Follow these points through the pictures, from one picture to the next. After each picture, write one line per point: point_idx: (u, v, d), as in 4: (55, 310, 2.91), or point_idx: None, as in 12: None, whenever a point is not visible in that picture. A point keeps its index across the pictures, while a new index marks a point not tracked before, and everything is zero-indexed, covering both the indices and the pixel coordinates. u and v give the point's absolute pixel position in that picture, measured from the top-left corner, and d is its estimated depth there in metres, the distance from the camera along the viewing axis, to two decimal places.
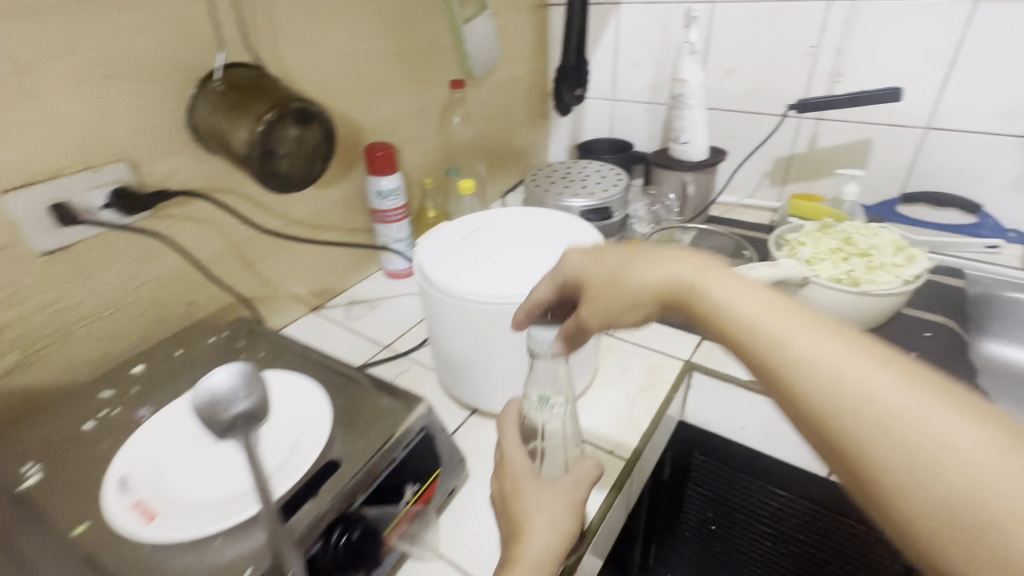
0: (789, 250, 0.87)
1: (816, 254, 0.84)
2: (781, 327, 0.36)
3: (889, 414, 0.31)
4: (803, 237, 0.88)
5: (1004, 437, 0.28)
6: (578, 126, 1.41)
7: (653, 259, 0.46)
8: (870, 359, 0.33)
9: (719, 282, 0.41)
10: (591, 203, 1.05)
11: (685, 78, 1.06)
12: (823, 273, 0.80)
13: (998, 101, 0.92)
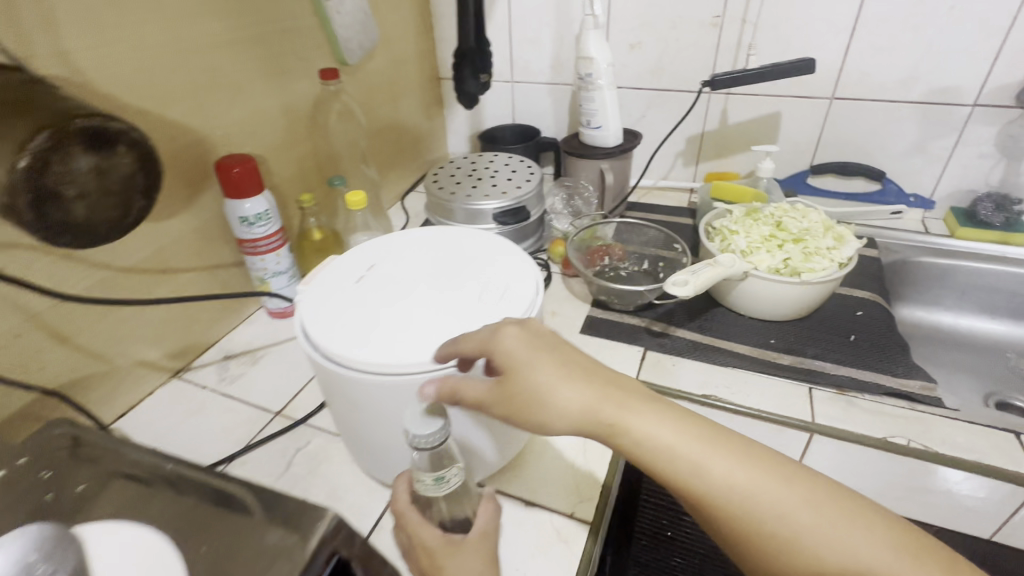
0: (721, 240, 0.82)
1: (751, 244, 0.79)
2: (699, 455, 0.41)
3: (802, 530, 0.38)
4: (734, 225, 0.83)
5: (885, 534, 0.38)
6: (478, 113, 1.27)
7: (580, 380, 0.43)
8: (779, 481, 0.40)
9: (639, 412, 0.43)
10: (504, 205, 0.93)
11: (590, 55, 0.95)
12: (762, 265, 0.76)
13: (896, 68, 0.91)
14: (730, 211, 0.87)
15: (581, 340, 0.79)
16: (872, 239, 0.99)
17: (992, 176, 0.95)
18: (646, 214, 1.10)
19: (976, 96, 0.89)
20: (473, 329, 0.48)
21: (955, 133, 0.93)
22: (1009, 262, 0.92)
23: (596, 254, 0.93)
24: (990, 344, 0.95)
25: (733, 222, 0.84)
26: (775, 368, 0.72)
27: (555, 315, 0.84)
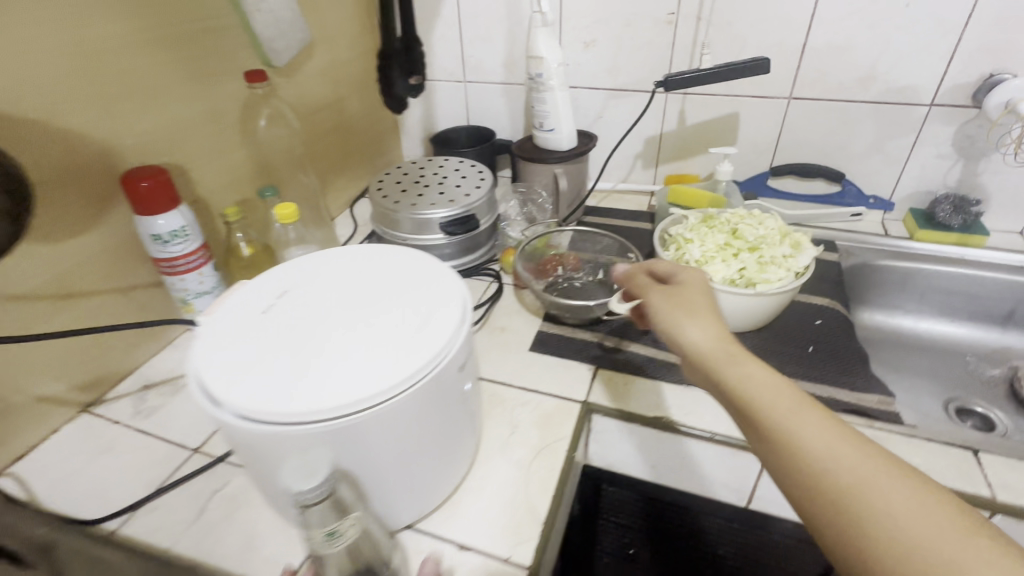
0: (676, 249, 0.78)
1: (706, 253, 0.75)
2: (786, 403, 0.41)
3: (867, 491, 0.35)
4: (689, 232, 0.79)
5: (958, 519, 0.33)
6: (431, 114, 1.22)
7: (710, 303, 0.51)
8: (860, 448, 0.38)
9: (743, 360, 0.45)
10: (452, 214, 0.88)
11: (540, 55, 0.90)
12: (716, 275, 0.72)
13: (853, 67, 0.89)
14: (686, 217, 0.84)
15: (530, 359, 0.75)
16: (832, 242, 0.97)
17: (950, 177, 0.93)
18: (604, 219, 1.06)
19: (933, 96, 0.87)
20: (384, 369, 0.44)
21: (912, 134, 0.91)
22: (968, 265, 0.91)
23: (548, 264, 0.88)
24: (950, 348, 0.94)
25: (688, 229, 0.80)
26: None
27: (505, 331, 0.79)
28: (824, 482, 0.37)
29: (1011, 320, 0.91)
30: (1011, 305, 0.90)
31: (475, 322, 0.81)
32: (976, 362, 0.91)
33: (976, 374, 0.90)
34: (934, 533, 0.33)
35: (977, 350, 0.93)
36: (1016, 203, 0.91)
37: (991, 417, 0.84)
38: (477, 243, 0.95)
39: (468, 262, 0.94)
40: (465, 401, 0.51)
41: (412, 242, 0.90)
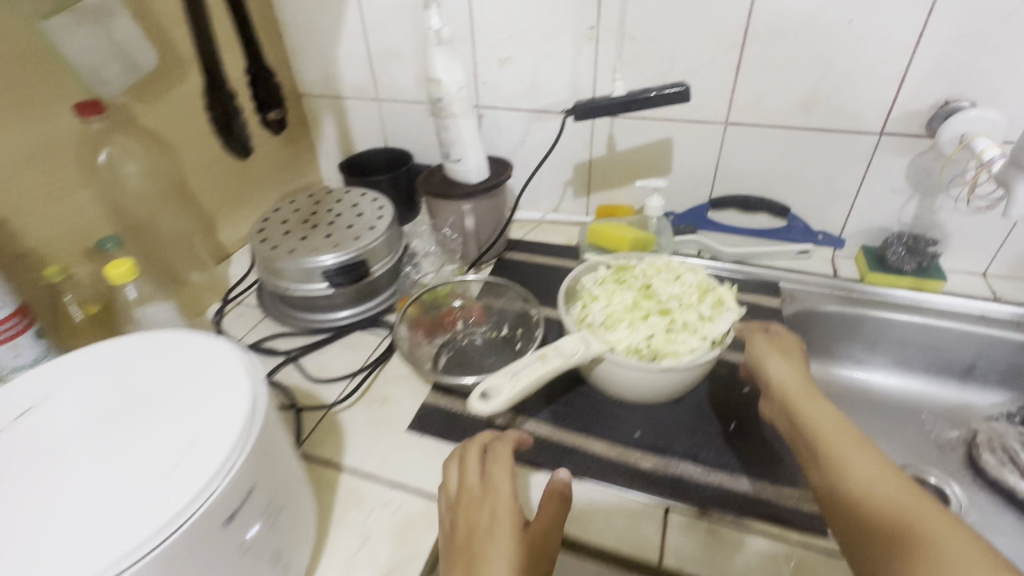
0: (581, 306, 0.67)
1: (612, 314, 0.65)
2: (830, 426, 0.52)
3: (870, 483, 0.45)
4: (597, 287, 0.69)
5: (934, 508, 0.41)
6: (346, 134, 1.10)
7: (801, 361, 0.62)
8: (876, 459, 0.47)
9: (804, 397, 0.56)
10: (335, 261, 0.77)
11: (438, 77, 0.79)
12: (620, 343, 0.61)
13: (794, 90, 0.78)
14: (599, 266, 0.73)
15: (407, 441, 0.64)
16: (776, 284, 0.86)
17: (904, 213, 0.82)
18: (527, 256, 0.95)
19: (884, 124, 0.76)
20: (97, 540, 0.33)
21: (862, 165, 0.80)
22: (924, 313, 0.80)
23: (447, 317, 0.77)
24: (905, 404, 0.84)
25: (597, 283, 0.69)
26: (637, 479, 0.59)
27: (386, 404, 0.69)
28: (840, 476, 0.47)
29: (971, 374, 0.81)
30: (972, 358, 0.80)
31: (354, 391, 0.70)
32: (933, 421, 0.81)
33: (933, 435, 0.80)
34: (911, 509, 0.41)
35: (934, 406, 0.83)
36: (977, 242, 0.81)
37: (945, 490, 0.74)
38: (376, 289, 0.84)
39: (365, 311, 0.83)
40: (250, 552, 0.40)
41: (294, 292, 0.79)
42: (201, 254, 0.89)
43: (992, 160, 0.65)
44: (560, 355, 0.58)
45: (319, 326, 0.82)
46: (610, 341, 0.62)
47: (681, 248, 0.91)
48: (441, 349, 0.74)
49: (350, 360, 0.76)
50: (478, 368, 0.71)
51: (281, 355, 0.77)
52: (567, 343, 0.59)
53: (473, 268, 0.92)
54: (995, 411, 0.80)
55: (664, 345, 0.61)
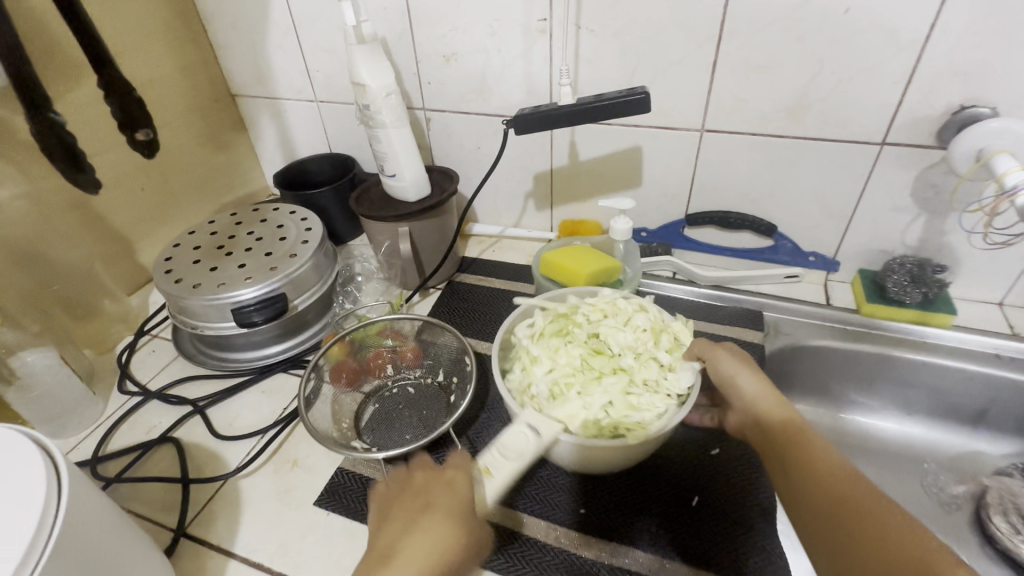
0: (520, 371, 0.56)
1: (558, 381, 0.54)
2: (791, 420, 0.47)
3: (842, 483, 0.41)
4: (535, 344, 0.57)
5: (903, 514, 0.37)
6: (287, 139, 0.99)
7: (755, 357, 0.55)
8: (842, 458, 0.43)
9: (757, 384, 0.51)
10: (248, 296, 0.67)
11: (363, 81, 0.68)
12: (573, 421, 0.51)
13: (780, 92, 0.66)
14: (536, 313, 0.62)
15: (312, 519, 0.55)
16: (759, 313, 0.76)
17: (908, 235, 0.71)
18: (479, 278, 0.85)
19: (886, 132, 0.64)
20: None
21: (860, 180, 0.69)
22: (929, 351, 0.69)
23: (376, 361, 0.69)
24: (904, 450, 0.73)
25: (536, 337, 0.58)
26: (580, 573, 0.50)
27: (295, 468, 0.60)
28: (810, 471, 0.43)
29: (982, 420, 0.71)
30: (984, 403, 0.69)
31: (262, 452, 0.61)
32: (937, 473, 0.71)
33: (936, 490, 0.70)
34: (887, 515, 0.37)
35: (938, 455, 0.73)
36: (993, 269, 0.70)
37: None
38: (304, 323, 0.74)
39: (290, 350, 0.73)
40: None
41: (204, 332, 0.69)
42: (111, 281, 0.80)
43: (1016, 188, 0.53)
44: (506, 458, 0.49)
45: (237, 366, 0.72)
46: (561, 416, 0.51)
47: (653, 268, 0.81)
48: (367, 399, 0.66)
49: (264, 410, 0.67)
50: (403, 425, 0.62)
51: (188, 404, 0.67)
52: (515, 437, 0.50)
53: (419, 293, 0.82)
54: (1008, 462, 0.70)
55: (624, 414, 0.51)
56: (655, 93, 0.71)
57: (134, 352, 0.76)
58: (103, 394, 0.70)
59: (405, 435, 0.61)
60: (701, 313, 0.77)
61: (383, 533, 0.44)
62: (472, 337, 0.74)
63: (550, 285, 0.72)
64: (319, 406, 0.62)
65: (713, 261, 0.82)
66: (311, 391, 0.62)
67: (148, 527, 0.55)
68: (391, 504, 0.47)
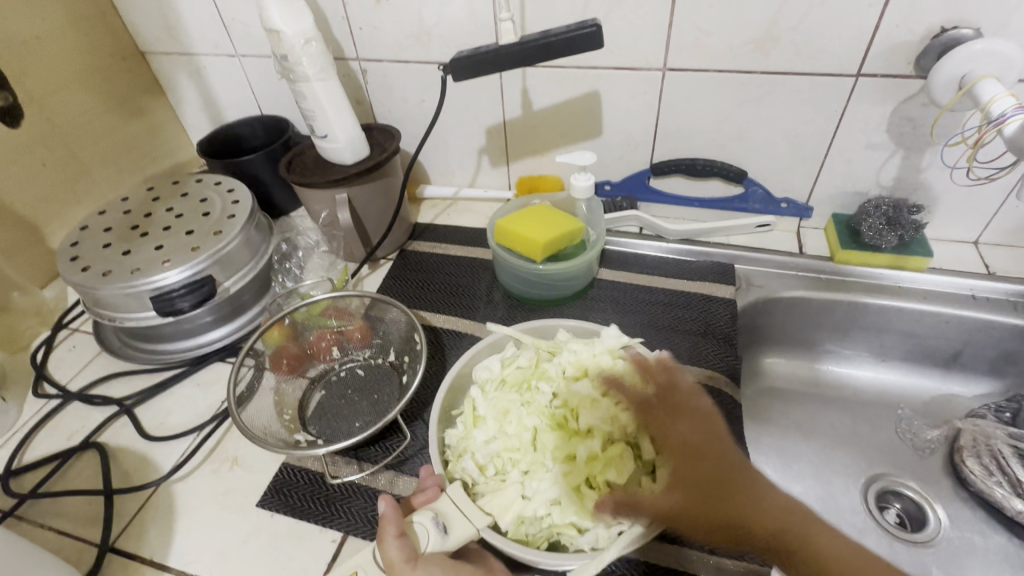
0: (462, 423, 0.53)
1: (497, 456, 0.50)
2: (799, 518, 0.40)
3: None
4: (484, 400, 0.53)
5: None
6: (211, 101, 0.89)
7: (690, 447, 0.42)
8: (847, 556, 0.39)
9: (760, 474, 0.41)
10: (171, 280, 0.59)
11: (276, 27, 0.59)
12: (503, 516, 0.46)
13: (747, 21, 0.59)
14: (512, 350, 0.58)
15: (255, 522, 0.50)
16: (730, 266, 0.72)
17: (884, 174, 0.66)
18: (434, 245, 0.78)
19: (861, 63, 0.59)
20: None
21: (833, 118, 0.64)
22: (904, 297, 0.67)
23: (319, 344, 0.63)
24: (878, 398, 0.72)
25: (491, 387, 0.54)
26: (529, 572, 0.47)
27: (235, 467, 0.55)
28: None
29: (955, 363, 0.69)
30: (958, 345, 0.67)
31: (198, 451, 0.56)
32: (912, 418, 0.69)
33: (910, 435, 0.68)
34: None
35: (912, 400, 0.71)
36: (970, 206, 0.66)
37: (922, 507, 0.63)
38: (240, 306, 0.67)
39: (228, 336, 0.66)
40: None
41: (123, 324, 0.61)
42: (17, 272, 0.71)
43: (1004, 117, 0.49)
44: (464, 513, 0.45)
45: (167, 359, 0.65)
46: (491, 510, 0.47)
47: (619, 224, 0.76)
48: (313, 386, 0.61)
49: (199, 406, 0.61)
50: (352, 413, 0.57)
51: (114, 404, 0.61)
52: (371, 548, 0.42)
53: (367, 265, 0.76)
54: (982, 403, 0.68)
55: (567, 518, 0.47)
56: (611, 27, 0.63)
57: (51, 350, 0.68)
58: (16, 399, 0.63)
59: (355, 424, 0.56)
60: (671, 270, 0.72)
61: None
62: (426, 311, 0.68)
63: (506, 253, 0.67)
64: (258, 400, 0.57)
65: (682, 213, 0.77)
66: (246, 386, 0.57)
67: (71, 544, 0.50)
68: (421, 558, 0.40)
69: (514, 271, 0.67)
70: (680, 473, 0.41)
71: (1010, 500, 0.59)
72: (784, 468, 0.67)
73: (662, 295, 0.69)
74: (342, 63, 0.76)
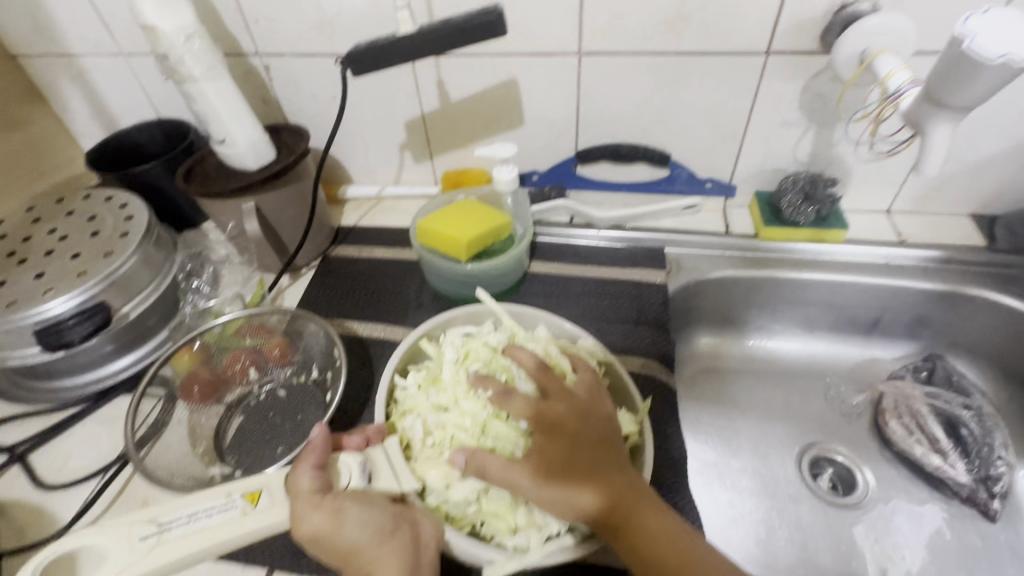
0: (420, 381, 0.53)
1: (442, 429, 0.50)
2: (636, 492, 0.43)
3: (673, 557, 0.41)
4: (448, 369, 0.53)
5: None
6: (101, 106, 0.81)
7: (550, 419, 0.45)
8: (674, 529, 0.43)
9: (611, 448, 0.45)
10: (56, 310, 0.54)
11: (149, 23, 0.53)
12: (436, 479, 0.46)
13: (655, 2, 0.58)
14: (489, 328, 0.57)
15: None
16: (660, 251, 0.72)
17: (800, 149, 0.67)
18: (359, 249, 0.74)
19: (769, 40, 0.59)
20: None
21: (747, 96, 0.64)
22: (824, 269, 0.68)
23: (234, 366, 0.58)
24: (809, 368, 0.74)
25: (459, 358, 0.53)
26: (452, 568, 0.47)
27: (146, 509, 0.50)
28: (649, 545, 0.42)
29: (876, 329, 0.72)
30: (878, 312, 0.70)
31: (101, 497, 0.51)
32: (838, 385, 0.72)
33: (838, 402, 0.71)
34: None
35: (840, 366, 0.73)
36: (881, 177, 0.68)
37: (853, 471, 0.66)
38: (145, 332, 0.61)
39: (135, 366, 0.60)
40: None
41: (4, 363, 0.55)
42: None
43: (900, 92, 0.50)
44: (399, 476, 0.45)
45: (64, 397, 0.59)
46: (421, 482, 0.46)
47: (549, 215, 0.75)
48: (231, 411, 0.56)
49: (103, 446, 0.56)
50: (274, 437, 0.54)
51: (3, 452, 0.55)
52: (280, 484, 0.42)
53: (287, 275, 0.72)
54: (901, 364, 0.72)
55: (495, 513, 0.46)
56: (521, 12, 0.61)
57: None
58: None
59: (278, 448, 0.53)
60: (603, 259, 0.71)
61: (349, 522, 0.40)
62: (353, 320, 0.65)
63: (433, 256, 0.64)
64: (168, 434, 0.53)
65: (612, 200, 0.76)
66: (152, 422, 0.53)
67: None
68: (339, 494, 0.41)
69: (442, 273, 0.65)
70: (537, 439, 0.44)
71: (929, 456, 0.62)
72: (723, 445, 0.68)
73: (594, 285, 0.68)
74: (242, 60, 0.70)
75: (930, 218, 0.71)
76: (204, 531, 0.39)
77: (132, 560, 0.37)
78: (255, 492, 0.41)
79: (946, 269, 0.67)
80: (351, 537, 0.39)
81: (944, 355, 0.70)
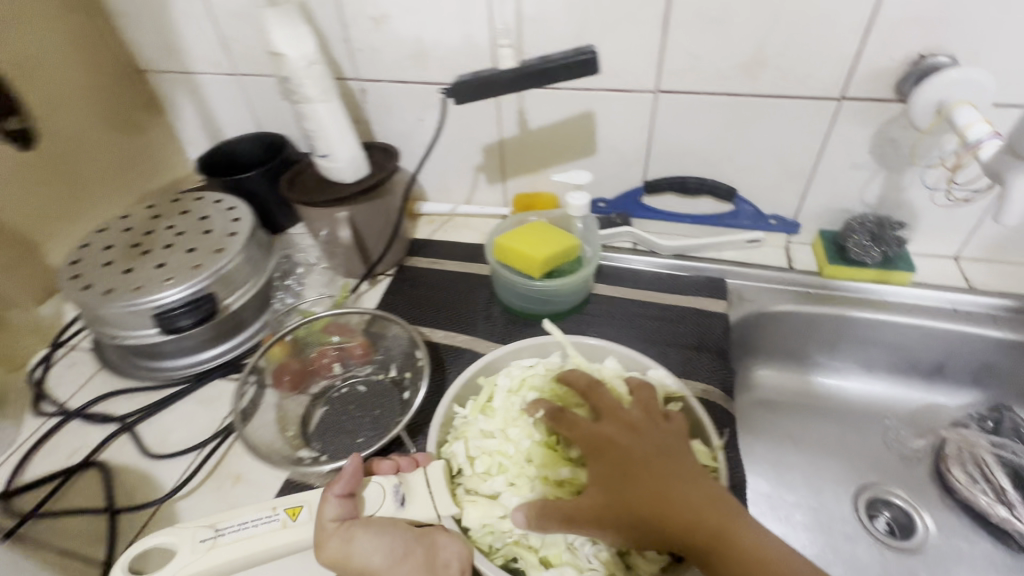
0: (473, 407, 0.56)
1: (490, 455, 0.53)
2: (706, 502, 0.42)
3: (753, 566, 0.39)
4: (500, 398, 0.57)
5: None
6: (209, 118, 0.90)
7: (604, 442, 0.47)
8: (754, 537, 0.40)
9: (675, 462, 0.45)
10: (171, 298, 0.60)
11: (279, 50, 0.60)
12: (472, 515, 0.49)
13: (735, 47, 0.62)
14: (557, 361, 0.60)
15: None
16: (722, 281, 0.74)
17: (868, 192, 0.69)
18: (432, 262, 0.79)
19: (845, 86, 0.61)
20: None
21: (819, 138, 0.66)
22: (888, 311, 0.69)
23: (320, 360, 0.64)
24: (867, 409, 0.74)
25: (513, 386, 0.58)
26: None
27: (239, 484, 0.55)
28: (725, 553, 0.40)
29: (939, 374, 0.71)
30: (942, 357, 0.70)
31: (200, 469, 0.56)
32: (897, 428, 0.71)
33: (897, 445, 0.70)
34: None
35: (899, 410, 0.73)
36: (951, 223, 0.69)
37: (911, 515, 0.65)
38: (240, 324, 0.67)
39: (228, 353, 0.66)
40: None
41: (123, 340, 0.61)
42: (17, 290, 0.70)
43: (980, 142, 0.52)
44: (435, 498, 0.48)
45: (168, 376, 0.65)
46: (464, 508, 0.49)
47: (613, 240, 0.78)
48: (315, 402, 0.61)
49: (200, 423, 0.61)
50: (355, 428, 0.58)
51: (115, 422, 0.61)
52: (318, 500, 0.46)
53: (367, 281, 0.76)
54: (965, 412, 0.71)
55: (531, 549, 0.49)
56: (606, 51, 0.65)
57: (49, 368, 0.69)
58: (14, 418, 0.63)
59: (357, 439, 0.57)
60: (665, 286, 0.74)
61: (360, 547, 0.42)
62: (426, 327, 0.69)
63: (506, 273, 0.68)
64: (259, 417, 0.58)
65: (675, 230, 0.79)
66: (248, 403, 0.58)
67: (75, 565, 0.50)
68: (352, 522, 0.43)
69: (513, 288, 0.69)
70: (595, 465, 0.46)
71: (997, 509, 0.61)
72: (776, 478, 0.69)
73: (656, 310, 0.71)
74: (342, 83, 0.77)
75: (1001, 266, 0.71)
76: (251, 540, 0.44)
77: (189, 559, 0.43)
78: (296, 507, 0.46)
79: (1016, 318, 0.66)
80: (364, 562, 0.42)
81: (1011, 406, 0.69)
